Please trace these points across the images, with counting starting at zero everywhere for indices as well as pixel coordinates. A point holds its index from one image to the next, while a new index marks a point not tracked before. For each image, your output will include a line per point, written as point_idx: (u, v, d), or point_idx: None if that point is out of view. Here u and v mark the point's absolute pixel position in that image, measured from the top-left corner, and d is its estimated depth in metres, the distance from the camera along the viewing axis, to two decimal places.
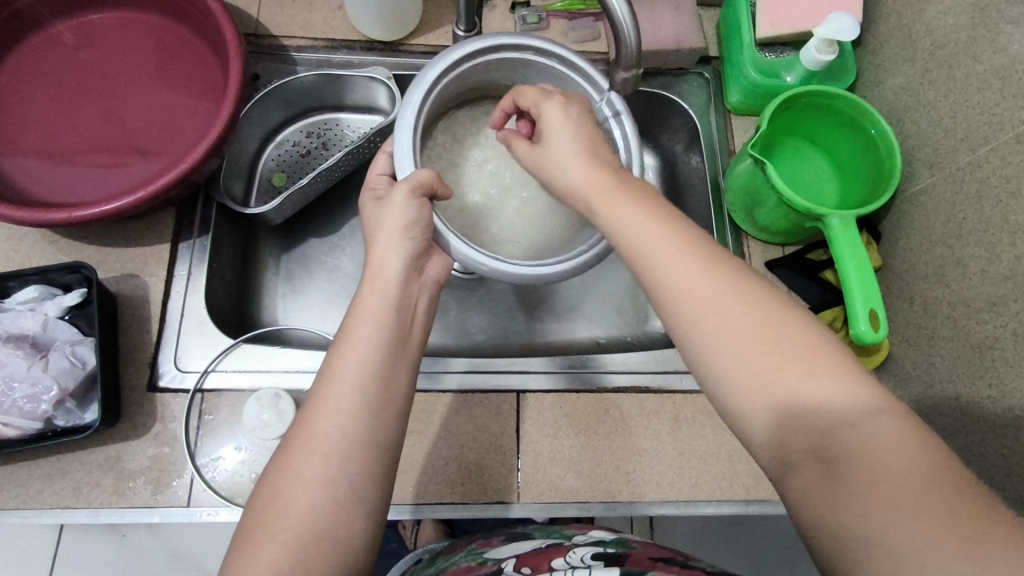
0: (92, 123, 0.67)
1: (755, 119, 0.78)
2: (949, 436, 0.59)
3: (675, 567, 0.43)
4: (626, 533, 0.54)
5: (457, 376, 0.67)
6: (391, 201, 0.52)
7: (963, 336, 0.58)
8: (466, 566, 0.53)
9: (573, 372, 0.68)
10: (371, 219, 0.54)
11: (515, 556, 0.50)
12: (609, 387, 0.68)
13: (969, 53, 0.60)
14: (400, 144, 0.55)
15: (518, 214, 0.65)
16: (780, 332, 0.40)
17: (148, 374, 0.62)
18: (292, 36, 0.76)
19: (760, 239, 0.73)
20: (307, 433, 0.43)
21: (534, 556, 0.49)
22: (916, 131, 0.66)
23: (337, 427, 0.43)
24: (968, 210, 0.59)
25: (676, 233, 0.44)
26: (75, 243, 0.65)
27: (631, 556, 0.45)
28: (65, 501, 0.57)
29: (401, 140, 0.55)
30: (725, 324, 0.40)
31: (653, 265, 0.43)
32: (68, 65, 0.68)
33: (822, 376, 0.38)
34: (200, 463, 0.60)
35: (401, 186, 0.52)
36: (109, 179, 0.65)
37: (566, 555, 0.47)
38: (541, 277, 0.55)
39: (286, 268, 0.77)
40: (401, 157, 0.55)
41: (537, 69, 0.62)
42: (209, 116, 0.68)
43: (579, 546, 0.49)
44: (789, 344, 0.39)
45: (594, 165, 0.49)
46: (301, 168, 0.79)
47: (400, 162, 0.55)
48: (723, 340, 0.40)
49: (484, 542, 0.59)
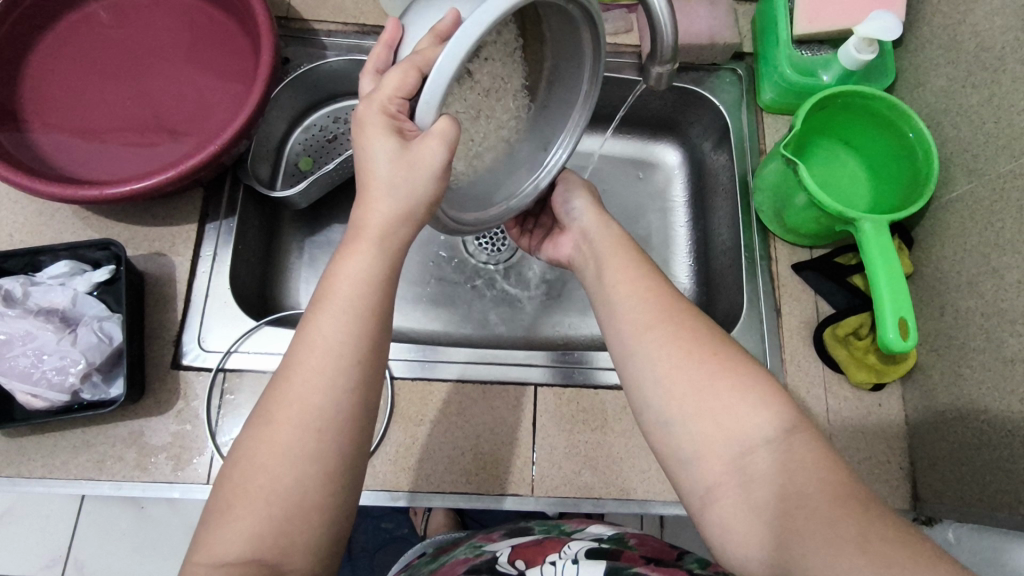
0: (123, 103, 0.67)
1: (787, 118, 0.77)
2: (978, 448, 0.58)
3: (660, 566, 0.45)
4: (624, 527, 0.54)
5: (468, 367, 0.67)
6: (422, 158, 0.42)
7: (995, 348, 0.57)
8: (463, 558, 0.54)
9: (579, 368, 0.67)
10: (370, 179, 0.44)
11: (510, 547, 0.52)
12: (602, 384, 0.67)
13: (1017, 57, 0.58)
14: (431, 92, 0.41)
15: (476, 134, 0.56)
16: (721, 376, 0.44)
17: (172, 352, 0.63)
18: (323, 21, 0.76)
19: (788, 240, 0.72)
20: (284, 422, 0.41)
21: (529, 548, 0.50)
22: (956, 135, 0.64)
23: (318, 421, 0.41)
24: (1007, 219, 0.57)
25: (649, 288, 0.51)
26: (105, 220, 0.66)
27: (626, 552, 0.46)
28: (88, 473, 0.59)
29: (439, 79, 0.41)
30: (667, 364, 0.46)
31: (617, 318, 0.50)
32: (102, 44, 0.69)
33: (751, 418, 0.42)
34: (220, 442, 0.61)
35: (436, 149, 0.42)
36: (140, 158, 0.66)
37: (560, 550, 0.48)
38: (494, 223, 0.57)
39: (308, 253, 0.78)
40: (426, 103, 0.42)
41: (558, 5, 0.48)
42: (238, 98, 0.68)
43: (576, 541, 0.50)
44: (728, 385, 0.44)
45: (606, 219, 0.60)
46: (327, 152, 0.79)
47: (422, 97, 0.42)
48: (660, 372, 0.46)
49: (485, 536, 0.59)
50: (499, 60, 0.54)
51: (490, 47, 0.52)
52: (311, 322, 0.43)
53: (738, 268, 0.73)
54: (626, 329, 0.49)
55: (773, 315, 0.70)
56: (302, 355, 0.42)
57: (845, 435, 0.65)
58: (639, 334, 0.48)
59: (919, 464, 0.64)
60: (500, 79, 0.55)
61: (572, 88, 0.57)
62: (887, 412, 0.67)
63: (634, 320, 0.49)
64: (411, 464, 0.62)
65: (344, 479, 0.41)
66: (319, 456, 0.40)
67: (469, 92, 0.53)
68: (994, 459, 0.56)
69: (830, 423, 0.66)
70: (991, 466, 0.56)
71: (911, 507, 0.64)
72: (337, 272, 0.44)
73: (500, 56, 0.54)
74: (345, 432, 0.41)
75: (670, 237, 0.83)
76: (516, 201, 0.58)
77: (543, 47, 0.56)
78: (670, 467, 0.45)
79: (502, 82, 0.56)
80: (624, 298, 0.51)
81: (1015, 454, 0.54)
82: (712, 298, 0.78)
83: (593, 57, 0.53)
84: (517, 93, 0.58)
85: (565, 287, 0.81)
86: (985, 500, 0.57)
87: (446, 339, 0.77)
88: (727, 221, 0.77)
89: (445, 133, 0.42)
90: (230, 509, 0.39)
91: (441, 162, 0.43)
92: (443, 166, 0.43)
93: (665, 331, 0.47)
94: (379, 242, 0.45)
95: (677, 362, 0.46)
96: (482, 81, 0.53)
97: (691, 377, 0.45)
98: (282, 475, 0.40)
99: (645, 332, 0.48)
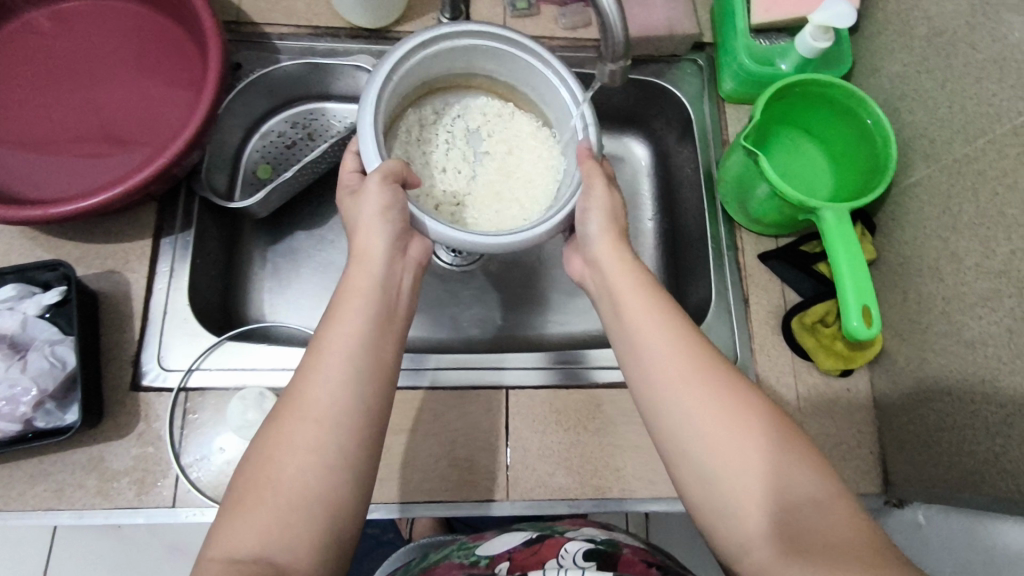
0: (68, 116, 0.65)
1: (749, 108, 0.77)
2: (943, 430, 0.58)
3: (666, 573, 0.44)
4: (618, 532, 0.53)
5: (447, 372, 0.66)
6: (365, 191, 0.54)
7: (956, 332, 0.58)
8: (457, 564, 0.52)
9: (566, 367, 0.67)
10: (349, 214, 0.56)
11: (507, 555, 0.50)
12: (596, 382, 0.66)
13: (968, 41, 0.58)
14: (368, 140, 0.55)
15: None
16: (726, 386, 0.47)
17: (131, 373, 0.61)
18: (275, 24, 0.74)
19: (753, 231, 0.72)
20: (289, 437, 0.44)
21: (524, 556, 0.49)
22: (913, 120, 0.65)
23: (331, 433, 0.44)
24: (963, 203, 0.58)
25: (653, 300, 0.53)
26: (54, 239, 0.64)
27: (623, 557, 0.46)
28: (48, 503, 0.57)
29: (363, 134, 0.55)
30: (674, 373, 0.48)
31: (625, 331, 0.52)
32: (43, 54, 0.66)
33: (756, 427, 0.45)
34: (185, 463, 0.60)
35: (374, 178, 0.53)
36: (88, 173, 0.63)
37: (558, 555, 0.47)
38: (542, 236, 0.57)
39: (273, 263, 0.76)
40: (367, 149, 0.55)
41: (480, 51, 0.63)
42: (189, 106, 0.66)
43: (571, 541, 0.50)
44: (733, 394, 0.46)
45: (570, 218, 0.59)
46: (286, 159, 0.77)
47: (364, 151, 0.55)
48: (671, 382, 0.47)
49: (478, 536, 0.59)
50: (501, 127, 0.69)
51: (488, 126, 0.69)
52: (322, 331, 0.49)
53: (704, 258, 0.73)
54: (637, 342, 0.51)
55: (741, 306, 0.70)
56: (315, 359, 0.47)
57: (815, 422, 0.66)
58: (642, 342, 0.50)
59: (889, 447, 0.64)
60: (513, 137, 0.69)
61: (556, 91, 0.62)
62: (856, 397, 0.67)
63: (634, 330, 0.51)
64: (384, 474, 0.61)
65: (340, 484, 0.43)
66: (323, 453, 0.43)
67: (490, 163, 0.69)
68: (959, 442, 0.57)
69: (801, 411, 0.66)
70: (956, 448, 0.57)
71: (882, 489, 0.65)
72: (352, 288, 0.51)
73: (501, 124, 0.69)
74: (348, 432, 0.45)
75: (635, 231, 0.82)
76: (566, 211, 0.58)
77: (522, 93, 0.68)
78: (674, 472, 0.46)
79: (520, 141, 0.69)
80: (624, 308, 0.53)
81: (977, 435, 0.55)
82: (681, 291, 0.78)
83: (537, 59, 0.61)
84: (538, 135, 0.68)
85: (544, 290, 0.80)
86: (953, 482, 0.58)
87: (416, 344, 0.76)
88: (693, 214, 0.77)
89: (388, 166, 0.54)
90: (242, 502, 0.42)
91: (378, 186, 0.53)
92: (382, 186, 0.54)
93: (664, 340, 0.49)
94: (379, 263, 0.53)
95: (642, 353, 0.50)
96: (498, 149, 0.69)
97: (699, 386, 0.47)
98: (281, 480, 0.43)
99: (648, 340, 0.50)
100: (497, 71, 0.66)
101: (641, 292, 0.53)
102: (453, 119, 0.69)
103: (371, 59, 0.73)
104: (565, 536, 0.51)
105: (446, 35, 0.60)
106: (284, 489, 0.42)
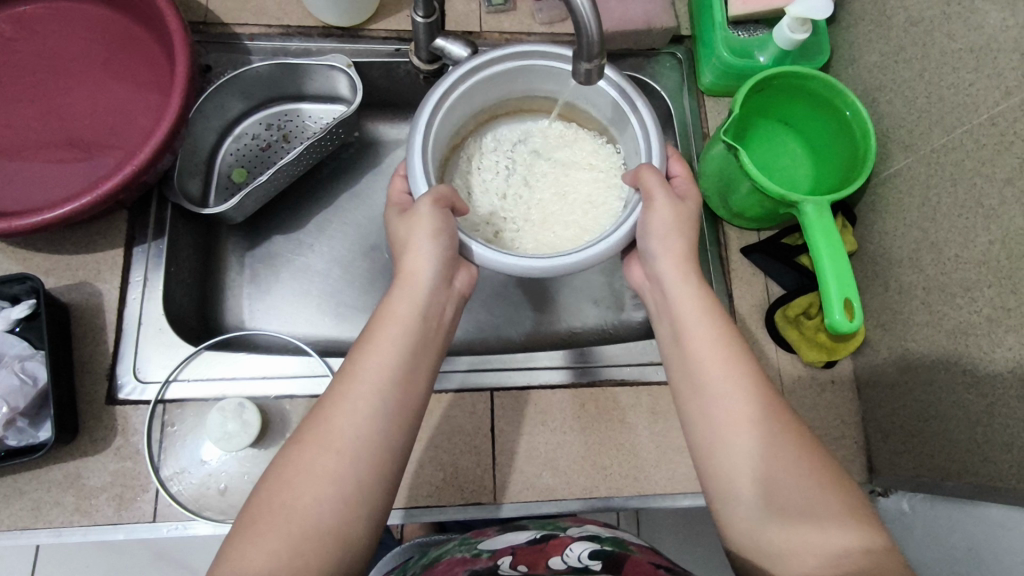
0: (32, 124, 0.63)
1: (728, 100, 0.76)
2: (926, 420, 0.59)
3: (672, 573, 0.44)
4: (619, 532, 0.54)
5: (459, 375, 0.65)
6: (415, 213, 0.53)
7: (937, 322, 0.58)
8: (461, 558, 0.51)
9: (583, 366, 0.67)
10: (397, 231, 0.55)
11: (511, 551, 0.49)
12: (616, 380, 0.67)
13: (944, 31, 0.58)
14: (415, 166, 0.55)
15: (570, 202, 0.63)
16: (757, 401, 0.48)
17: (106, 387, 0.60)
18: (245, 24, 0.72)
19: (736, 225, 0.72)
20: (295, 465, 0.44)
21: (530, 553, 0.48)
22: (891, 111, 0.65)
23: (338, 452, 0.44)
24: (942, 192, 0.58)
25: (709, 307, 0.53)
26: (22, 251, 0.62)
27: (632, 558, 0.46)
28: (24, 522, 0.56)
29: (413, 161, 0.55)
30: (717, 384, 0.49)
31: (682, 333, 0.53)
32: (4, 60, 0.64)
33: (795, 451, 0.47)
34: (165, 476, 0.59)
35: (424, 202, 0.52)
36: (56, 182, 0.62)
37: (562, 555, 0.47)
38: (599, 257, 0.54)
39: (250, 268, 0.74)
40: (416, 176, 0.55)
41: (535, 71, 0.62)
42: (158, 110, 0.65)
43: (575, 540, 0.50)
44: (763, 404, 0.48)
45: None
46: (261, 162, 0.76)
47: (415, 174, 0.55)
48: (718, 388, 0.49)
49: (480, 532, 0.58)
50: (561, 149, 0.68)
51: (547, 147, 0.69)
52: (358, 358, 0.48)
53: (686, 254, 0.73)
54: (694, 342, 0.52)
55: (725, 300, 0.70)
56: (346, 386, 0.46)
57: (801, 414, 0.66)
58: (697, 348, 0.51)
59: (873, 437, 0.65)
60: (573, 158, 0.68)
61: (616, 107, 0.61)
62: (840, 388, 0.67)
63: (696, 338, 0.52)
64: None
65: (334, 499, 0.43)
66: (318, 469, 0.43)
67: (548, 183, 0.68)
68: (942, 432, 0.57)
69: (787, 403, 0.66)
70: (940, 438, 0.57)
71: (867, 479, 0.65)
72: (388, 317, 0.50)
73: (561, 146, 0.68)
74: (347, 447, 0.44)
75: None
76: (626, 230, 0.56)
77: (582, 112, 0.67)
78: (703, 470, 0.49)
79: (583, 160, 0.67)
80: (685, 313, 0.53)
81: (959, 424, 0.55)
82: None
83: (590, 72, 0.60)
84: (598, 155, 0.66)
85: (527, 286, 0.77)
86: (937, 470, 0.58)
87: None
88: None
89: (438, 193, 0.53)
90: (245, 526, 0.42)
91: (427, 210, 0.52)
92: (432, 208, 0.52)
93: (710, 347, 0.51)
94: (422, 292, 0.52)
95: (693, 357, 0.52)
96: (557, 170, 0.68)
97: (740, 397, 0.49)
98: (278, 494, 0.43)
99: (703, 346, 0.51)
100: (557, 91, 0.65)
101: (692, 300, 0.54)
102: (516, 143, 0.69)
103: (345, 58, 0.71)
104: (567, 534, 0.51)
105: (496, 59, 0.59)
106: (279, 505, 0.42)
